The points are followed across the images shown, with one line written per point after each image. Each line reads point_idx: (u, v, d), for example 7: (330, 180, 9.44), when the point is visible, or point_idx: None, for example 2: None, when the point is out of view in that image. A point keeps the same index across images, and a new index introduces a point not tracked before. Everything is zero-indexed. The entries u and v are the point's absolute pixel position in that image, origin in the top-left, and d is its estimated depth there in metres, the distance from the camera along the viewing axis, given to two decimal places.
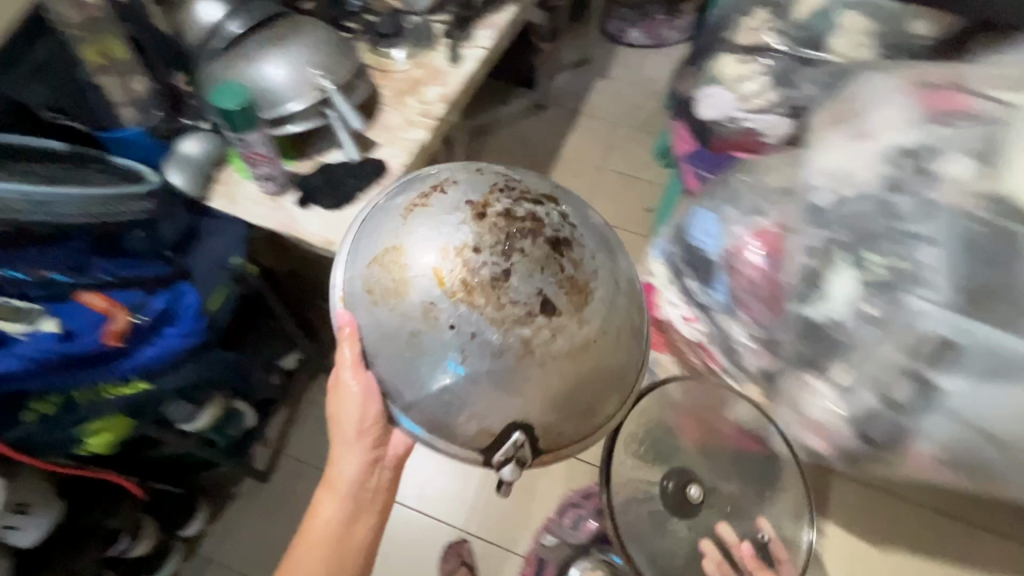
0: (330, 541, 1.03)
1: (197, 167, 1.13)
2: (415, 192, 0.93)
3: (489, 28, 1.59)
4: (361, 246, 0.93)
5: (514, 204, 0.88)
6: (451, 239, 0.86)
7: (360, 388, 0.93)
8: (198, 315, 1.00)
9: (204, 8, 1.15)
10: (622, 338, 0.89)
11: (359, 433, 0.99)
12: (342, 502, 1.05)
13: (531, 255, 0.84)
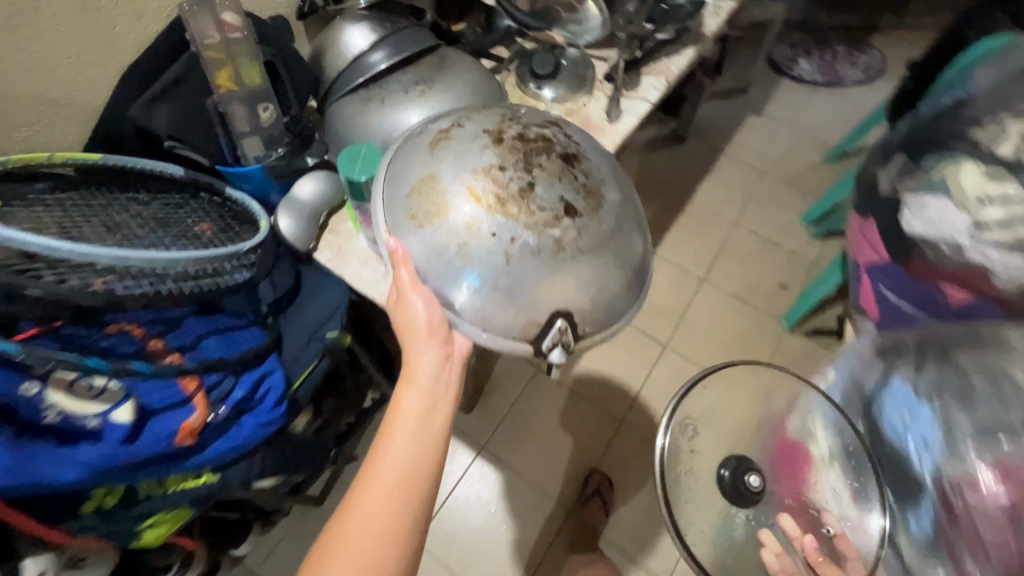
0: (410, 462, 0.74)
1: (311, 215, 1.01)
2: (428, 132, 0.90)
3: (657, 75, 1.33)
4: (397, 175, 0.87)
5: (520, 131, 0.87)
6: (474, 167, 0.83)
7: (416, 288, 0.82)
8: (278, 401, 0.88)
9: (352, 37, 1.01)
10: (626, 228, 0.88)
11: (427, 328, 0.81)
12: (420, 394, 0.78)
13: (547, 168, 0.84)
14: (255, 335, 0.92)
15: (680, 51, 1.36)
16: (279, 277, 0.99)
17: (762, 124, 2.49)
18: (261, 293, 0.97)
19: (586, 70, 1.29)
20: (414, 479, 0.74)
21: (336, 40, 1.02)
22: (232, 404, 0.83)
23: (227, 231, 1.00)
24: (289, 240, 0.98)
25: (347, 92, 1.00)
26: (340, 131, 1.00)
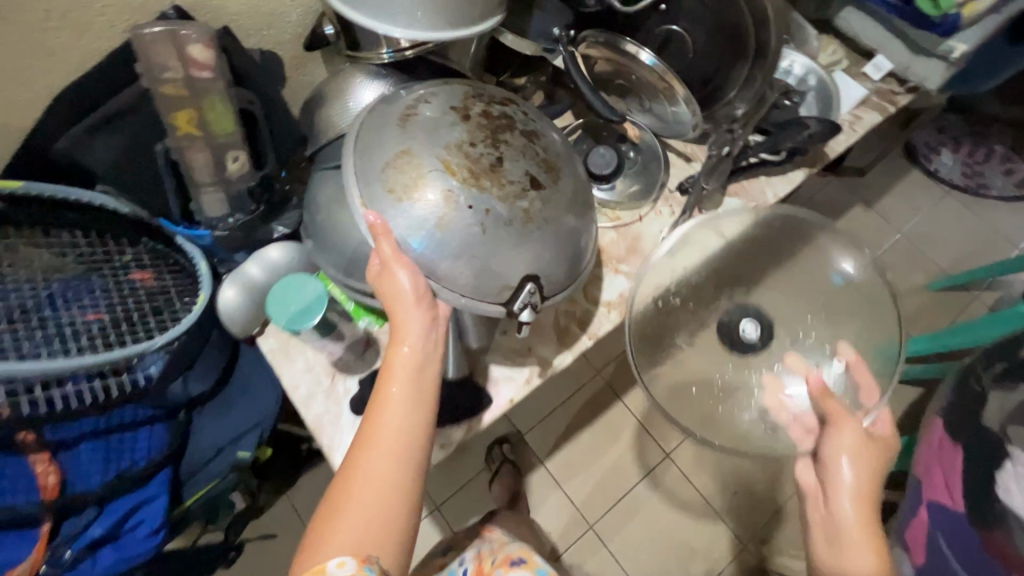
0: (404, 432, 0.62)
1: (261, 295, 0.84)
2: (394, 102, 0.73)
3: (742, 200, 1.03)
4: (368, 153, 0.70)
5: (484, 106, 0.74)
6: (445, 142, 0.69)
7: (398, 260, 0.66)
8: (148, 537, 0.75)
9: (361, 93, 0.79)
10: (579, 202, 0.76)
11: (416, 304, 0.65)
12: (412, 353, 0.65)
13: (514, 144, 0.72)
14: (157, 434, 0.78)
15: (782, 173, 1.04)
16: (207, 363, 0.82)
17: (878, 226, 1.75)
18: (172, 391, 0.79)
19: (656, 172, 1.00)
20: (410, 446, 0.62)
21: (339, 91, 0.80)
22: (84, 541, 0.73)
23: (166, 290, 0.85)
24: (224, 317, 0.83)
25: (332, 162, 0.77)
26: (314, 210, 0.79)
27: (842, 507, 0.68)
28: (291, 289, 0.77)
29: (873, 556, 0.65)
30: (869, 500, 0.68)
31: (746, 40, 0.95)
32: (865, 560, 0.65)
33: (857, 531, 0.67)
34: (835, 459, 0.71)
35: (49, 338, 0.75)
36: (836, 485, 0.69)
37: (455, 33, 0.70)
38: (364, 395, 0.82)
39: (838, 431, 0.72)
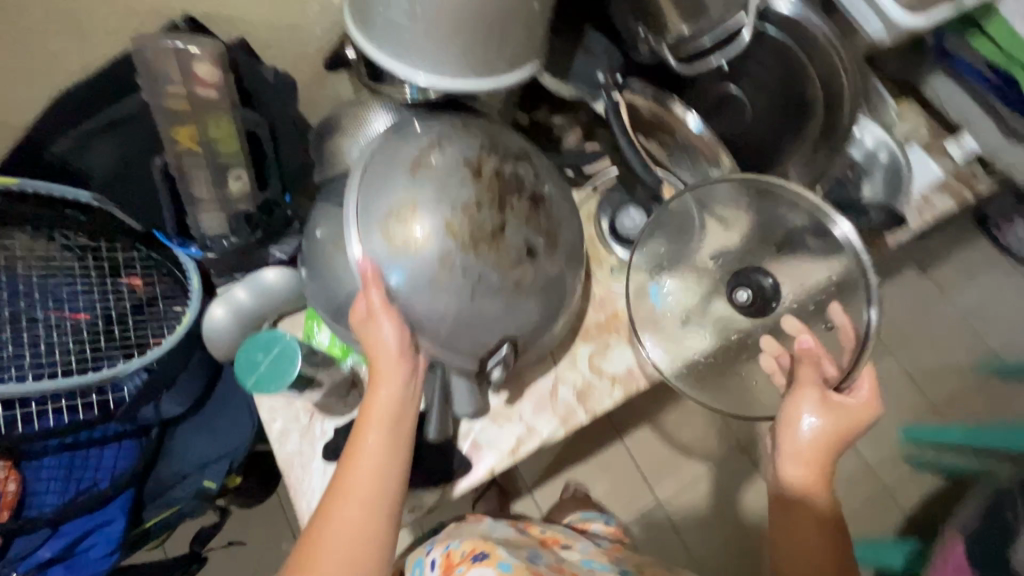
0: (378, 480, 0.59)
1: (248, 321, 0.79)
2: (402, 143, 0.66)
3: None
4: (369, 195, 0.63)
5: (498, 161, 0.67)
6: (451, 198, 0.63)
7: (385, 311, 0.61)
8: (103, 558, 0.72)
9: (378, 132, 0.73)
10: (574, 264, 0.72)
11: (400, 356, 0.61)
12: (392, 399, 0.61)
13: (520, 210, 0.66)
14: (126, 452, 0.75)
15: None
16: (183, 386, 0.78)
17: (931, 297, 1.59)
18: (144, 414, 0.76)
19: (689, 242, 0.87)
20: (383, 496, 0.58)
21: (355, 123, 0.74)
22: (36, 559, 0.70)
23: (155, 301, 0.81)
24: (208, 335, 0.78)
25: (337, 203, 0.72)
26: (312, 249, 0.74)
27: (789, 461, 0.68)
28: (263, 347, 0.61)
29: (813, 482, 0.68)
30: (823, 446, 0.68)
31: (814, 113, 0.81)
32: (802, 481, 0.68)
33: (797, 459, 0.68)
34: (792, 422, 0.69)
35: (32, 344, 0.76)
36: (788, 438, 0.69)
37: (466, 84, 0.63)
38: (340, 445, 0.77)
39: (798, 395, 0.71)
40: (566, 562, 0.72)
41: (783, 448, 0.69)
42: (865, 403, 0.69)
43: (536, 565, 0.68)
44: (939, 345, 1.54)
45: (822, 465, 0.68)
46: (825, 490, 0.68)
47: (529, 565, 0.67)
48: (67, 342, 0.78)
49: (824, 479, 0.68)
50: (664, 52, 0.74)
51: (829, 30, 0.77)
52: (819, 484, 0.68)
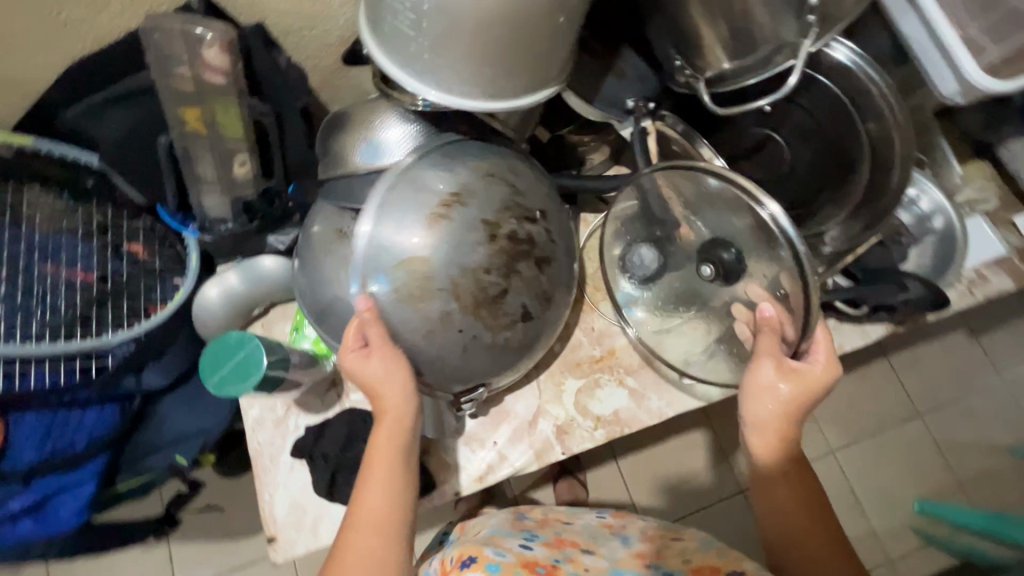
0: (387, 513, 0.60)
1: (237, 305, 0.78)
2: (428, 182, 0.65)
3: None
4: (384, 242, 0.63)
5: (517, 221, 0.67)
6: (462, 258, 0.64)
7: (385, 349, 0.63)
8: (75, 513, 0.76)
9: (387, 141, 0.69)
10: (559, 320, 0.74)
11: (402, 383, 0.63)
12: (392, 433, 0.63)
13: (526, 275, 0.67)
14: (106, 416, 0.77)
15: (856, 324, 0.86)
16: (169, 359, 0.79)
17: (980, 365, 1.46)
18: (125, 384, 0.77)
19: None
20: (394, 530, 0.60)
21: (360, 124, 0.70)
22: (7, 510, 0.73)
23: (152, 273, 0.81)
24: (198, 312, 0.78)
25: (332, 205, 0.71)
26: (303, 246, 0.73)
27: (763, 441, 0.64)
28: (229, 348, 0.61)
29: (780, 448, 0.63)
30: (786, 414, 0.63)
31: (861, 173, 0.73)
32: (774, 454, 0.64)
33: (764, 429, 0.63)
34: (756, 394, 0.63)
35: (22, 301, 0.74)
36: (756, 408, 0.64)
37: (469, 104, 0.60)
38: (309, 444, 0.77)
39: (754, 366, 0.64)
40: (567, 531, 0.77)
41: (749, 422, 0.64)
42: (820, 365, 0.64)
43: (529, 552, 0.68)
44: (976, 422, 1.42)
45: (785, 429, 0.63)
46: (795, 457, 0.64)
47: (521, 551, 0.68)
48: (58, 304, 0.76)
49: (791, 439, 0.64)
50: (701, 88, 0.66)
51: (888, 85, 0.69)
52: (784, 454, 0.64)
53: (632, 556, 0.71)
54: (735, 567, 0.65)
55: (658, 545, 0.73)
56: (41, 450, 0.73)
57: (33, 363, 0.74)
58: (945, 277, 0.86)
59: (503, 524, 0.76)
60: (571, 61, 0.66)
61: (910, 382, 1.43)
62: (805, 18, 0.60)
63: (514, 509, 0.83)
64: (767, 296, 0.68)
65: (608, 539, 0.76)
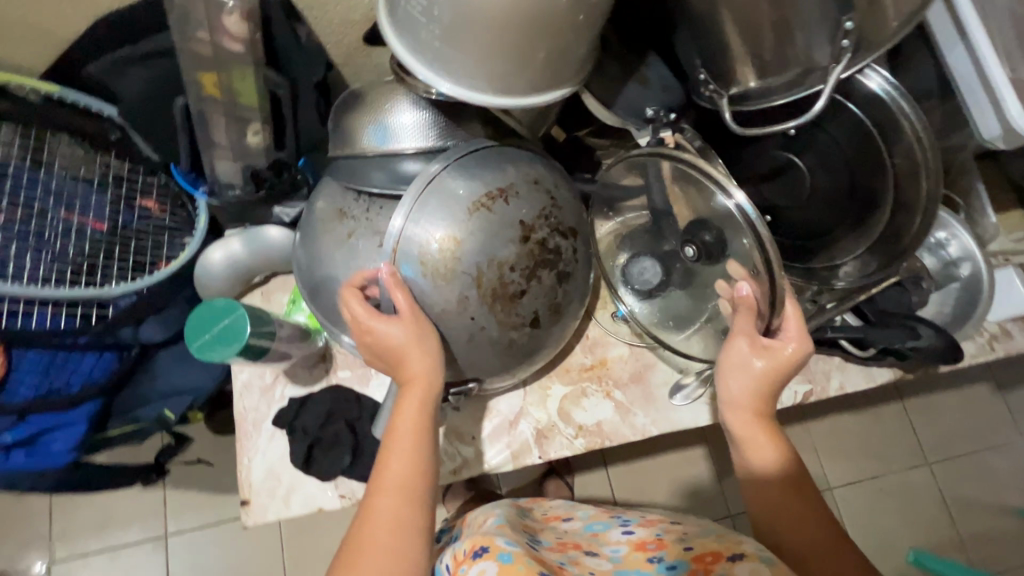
0: (411, 481, 0.56)
1: (238, 271, 0.79)
2: (474, 173, 0.64)
3: (797, 377, 0.83)
4: (419, 220, 0.62)
5: (549, 231, 0.67)
6: (491, 251, 0.63)
7: (408, 314, 0.61)
8: (63, 452, 0.78)
9: (396, 127, 0.68)
10: (561, 334, 0.73)
11: (413, 340, 0.60)
12: (413, 400, 0.60)
13: (547, 282, 0.67)
14: (105, 363, 0.79)
15: (861, 366, 0.83)
16: (170, 314, 0.82)
17: (999, 421, 1.39)
18: (122, 334, 0.79)
19: None
20: (418, 496, 0.56)
21: (373, 105, 0.69)
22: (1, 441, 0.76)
23: (161, 230, 0.84)
24: (200, 272, 0.79)
25: (337, 184, 0.70)
26: (306, 221, 0.73)
27: (759, 450, 0.61)
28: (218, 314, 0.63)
29: (773, 449, 0.61)
30: (763, 391, 0.62)
31: (883, 210, 0.70)
32: (770, 455, 0.61)
33: (751, 425, 0.62)
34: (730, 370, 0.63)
35: (33, 243, 0.75)
36: (731, 388, 0.63)
37: (474, 97, 0.59)
38: (291, 415, 0.79)
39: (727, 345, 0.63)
40: (567, 534, 0.70)
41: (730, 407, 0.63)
42: (794, 341, 0.61)
43: (538, 550, 0.60)
44: (987, 479, 1.36)
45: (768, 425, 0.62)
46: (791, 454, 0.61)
47: (531, 547, 0.60)
48: (67, 249, 0.77)
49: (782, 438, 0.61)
50: (722, 105, 0.64)
51: (923, 122, 0.64)
52: (781, 456, 0.61)
53: (634, 550, 0.63)
54: (736, 552, 0.54)
55: (659, 530, 0.65)
56: (37, 387, 0.75)
57: (35, 306, 0.75)
58: (962, 329, 0.82)
59: (508, 515, 0.68)
60: (591, 63, 0.64)
61: (921, 430, 1.38)
62: (840, 42, 0.57)
63: (511, 504, 0.74)
64: (745, 274, 0.63)
65: (609, 533, 0.68)
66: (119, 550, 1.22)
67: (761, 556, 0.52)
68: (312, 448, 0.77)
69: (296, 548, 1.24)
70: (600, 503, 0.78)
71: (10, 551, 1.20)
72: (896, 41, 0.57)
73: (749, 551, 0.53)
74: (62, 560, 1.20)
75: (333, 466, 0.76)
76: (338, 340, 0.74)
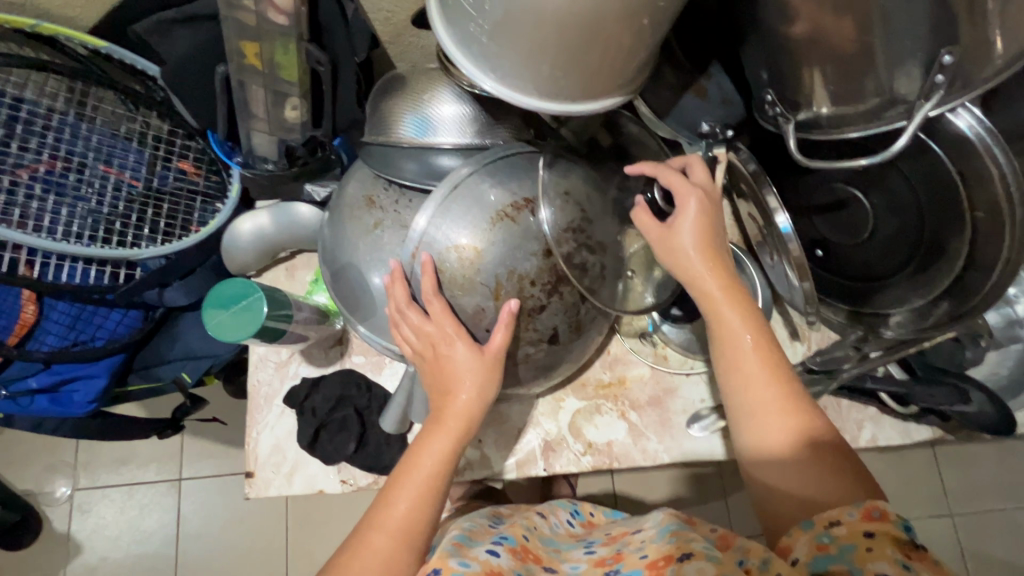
0: (411, 524, 0.55)
1: (269, 243, 0.79)
2: (501, 181, 0.62)
3: (827, 421, 0.78)
4: (441, 223, 0.60)
5: (576, 245, 0.62)
6: (513, 262, 0.61)
7: (490, 351, 0.61)
8: (84, 402, 0.81)
9: (434, 117, 0.65)
10: (582, 350, 0.70)
11: (480, 376, 0.61)
12: (445, 442, 0.59)
13: (568, 299, 0.64)
14: (129, 320, 0.82)
15: (899, 420, 0.78)
16: (193, 281, 0.82)
17: None
18: (147, 296, 0.81)
19: None
20: (413, 543, 0.55)
21: (414, 91, 0.66)
22: (27, 387, 0.79)
23: (194, 193, 0.83)
24: (229, 238, 0.78)
25: (369, 169, 0.68)
26: (335, 203, 0.72)
27: (725, 328, 0.57)
28: (236, 295, 0.67)
29: (789, 416, 0.54)
30: (704, 249, 0.59)
31: (950, 265, 0.64)
32: (777, 426, 0.54)
33: (756, 386, 0.55)
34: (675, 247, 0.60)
35: (69, 196, 0.76)
36: (683, 263, 0.59)
37: (517, 98, 0.56)
38: (302, 395, 0.78)
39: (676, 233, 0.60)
40: (534, 538, 0.65)
41: (690, 278, 0.59)
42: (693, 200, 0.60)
43: (496, 558, 0.57)
44: (1013, 539, 1.28)
45: (738, 305, 0.58)
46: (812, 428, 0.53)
47: (488, 560, 0.56)
48: (101, 206, 0.78)
49: (803, 403, 0.54)
50: (788, 130, 0.59)
51: (1014, 171, 0.57)
52: (801, 425, 0.53)
53: (593, 566, 0.59)
54: (686, 552, 0.52)
55: (619, 545, 0.61)
56: (69, 339, 0.80)
57: (67, 260, 0.78)
58: (1016, 396, 0.76)
59: (474, 530, 0.63)
60: (648, 72, 0.59)
61: (950, 479, 1.30)
62: (933, 77, 0.50)
63: (490, 514, 0.71)
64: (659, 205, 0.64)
65: (572, 552, 0.64)
66: (137, 486, 1.27)
67: (709, 554, 0.50)
68: (317, 431, 0.76)
69: (299, 509, 1.27)
70: (576, 515, 0.75)
71: (38, 472, 1.26)
72: (995, 82, 0.51)
73: (699, 550, 0.51)
74: (83, 488, 1.27)
75: (337, 451, 0.76)
76: (354, 327, 0.73)
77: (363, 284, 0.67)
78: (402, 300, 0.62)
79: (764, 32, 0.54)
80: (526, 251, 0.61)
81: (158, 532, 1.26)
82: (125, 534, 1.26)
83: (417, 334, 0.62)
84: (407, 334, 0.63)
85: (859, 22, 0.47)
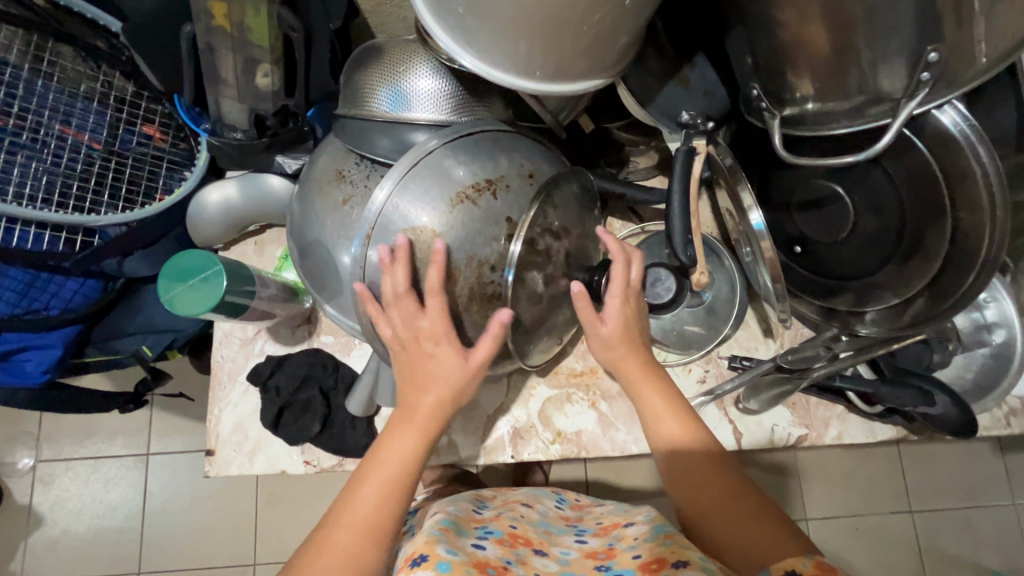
0: (378, 521, 0.54)
1: (236, 219, 0.76)
2: (469, 162, 0.60)
3: (794, 418, 0.78)
4: (400, 200, 0.58)
5: (541, 231, 0.60)
6: (473, 246, 0.59)
7: (477, 359, 0.59)
8: (40, 372, 0.78)
9: (406, 89, 0.62)
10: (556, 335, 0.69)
11: (461, 379, 0.59)
12: (415, 437, 0.58)
13: (533, 288, 0.61)
14: (85, 291, 0.79)
15: (864, 419, 0.78)
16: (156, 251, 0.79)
17: (998, 481, 1.34)
18: (104, 266, 0.77)
19: (718, 331, 0.79)
20: (380, 538, 0.54)
21: (388, 62, 0.64)
22: None
23: (159, 159, 0.80)
24: (196, 212, 0.76)
25: (341, 143, 0.66)
26: (304, 177, 0.69)
27: (645, 399, 0.64)
28: (191, 269, 0.64)
29: (723, 468, 0.58)
30: (626, 345, 0.64)
31: (929, 263, 0.64)
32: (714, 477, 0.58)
33: (680, 439, 0.61)
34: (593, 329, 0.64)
35: (21, 155, 0.72)
36: (610, 352, 0.65)
37: (495, 75, 0.54)
38: (266, 373, 0.76)
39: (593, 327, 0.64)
40: (522, 523, 0.64)
41: (615, 365, 0.65)
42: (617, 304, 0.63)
43: (482, 550, 0.56)
44: (969, 536, 1.32)
45: (651, 372, 0.65)
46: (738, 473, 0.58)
47: (475, 552, 0.55)
48: (59, 166, 0.75)
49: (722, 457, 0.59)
50: (773, 126, 0.57)
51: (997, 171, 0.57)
52: (739, 475, 0.58)
53: (585, 557, 0.60)
54: (682, 559, 0.51)
55: (611, 539, 0.62)
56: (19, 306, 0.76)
57: (20, 223, 0.74)
58: (980, 400, 0.77)
59: (460, 516, 0.63)
60: (630, 55, 0.57)
61: (912, 477, 1.33)
62: (919, 75, 0.49)
63: (473, 497, 0.71)
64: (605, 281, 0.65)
65: (562, 537, 0.65)
66: (102, 459, 1.24)
67: (704, 565, 0.49)
68: (280, 410, 0.75)
69: (269, 486, 1.25)
70: (562, 501, 0.75)
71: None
72: (978, 84, 0.50)
73: (694, 559, 0.50)
74: (46, 459, 1.23)
75: (300, 431, 0.75)
76: (322, 307, 0.71)
77: (330, 263, 0.65)
78: (401, 284, 0.57)
79: (747, 21, 0.52)
80: (487, 236, 0.59)
81: (123, 506, 1.24)
82: (89, 508, 1.23)
83: (404, 321, 0.59)
84: (391, 318, 0.59)
85: (843, 14, 0.46)
